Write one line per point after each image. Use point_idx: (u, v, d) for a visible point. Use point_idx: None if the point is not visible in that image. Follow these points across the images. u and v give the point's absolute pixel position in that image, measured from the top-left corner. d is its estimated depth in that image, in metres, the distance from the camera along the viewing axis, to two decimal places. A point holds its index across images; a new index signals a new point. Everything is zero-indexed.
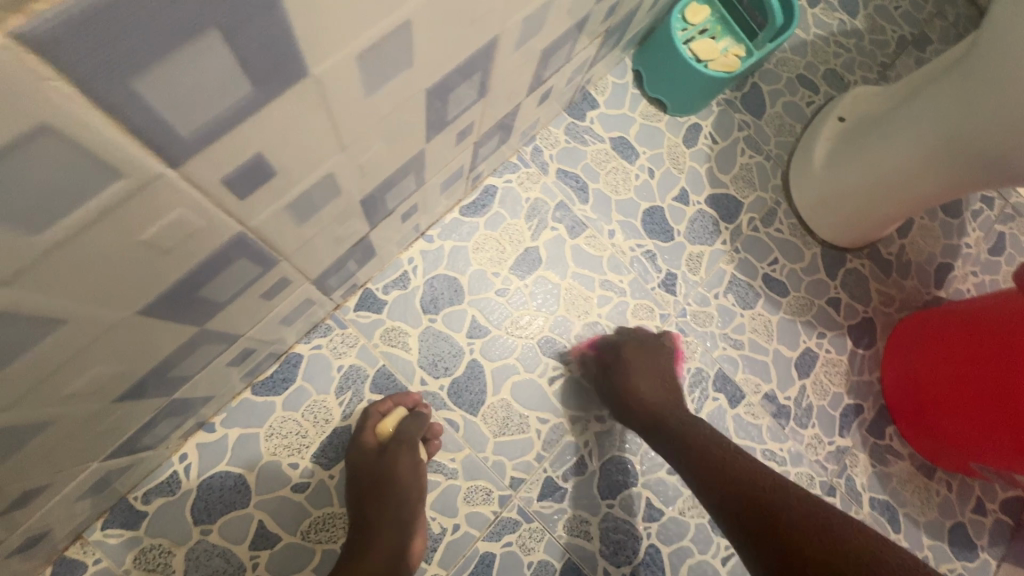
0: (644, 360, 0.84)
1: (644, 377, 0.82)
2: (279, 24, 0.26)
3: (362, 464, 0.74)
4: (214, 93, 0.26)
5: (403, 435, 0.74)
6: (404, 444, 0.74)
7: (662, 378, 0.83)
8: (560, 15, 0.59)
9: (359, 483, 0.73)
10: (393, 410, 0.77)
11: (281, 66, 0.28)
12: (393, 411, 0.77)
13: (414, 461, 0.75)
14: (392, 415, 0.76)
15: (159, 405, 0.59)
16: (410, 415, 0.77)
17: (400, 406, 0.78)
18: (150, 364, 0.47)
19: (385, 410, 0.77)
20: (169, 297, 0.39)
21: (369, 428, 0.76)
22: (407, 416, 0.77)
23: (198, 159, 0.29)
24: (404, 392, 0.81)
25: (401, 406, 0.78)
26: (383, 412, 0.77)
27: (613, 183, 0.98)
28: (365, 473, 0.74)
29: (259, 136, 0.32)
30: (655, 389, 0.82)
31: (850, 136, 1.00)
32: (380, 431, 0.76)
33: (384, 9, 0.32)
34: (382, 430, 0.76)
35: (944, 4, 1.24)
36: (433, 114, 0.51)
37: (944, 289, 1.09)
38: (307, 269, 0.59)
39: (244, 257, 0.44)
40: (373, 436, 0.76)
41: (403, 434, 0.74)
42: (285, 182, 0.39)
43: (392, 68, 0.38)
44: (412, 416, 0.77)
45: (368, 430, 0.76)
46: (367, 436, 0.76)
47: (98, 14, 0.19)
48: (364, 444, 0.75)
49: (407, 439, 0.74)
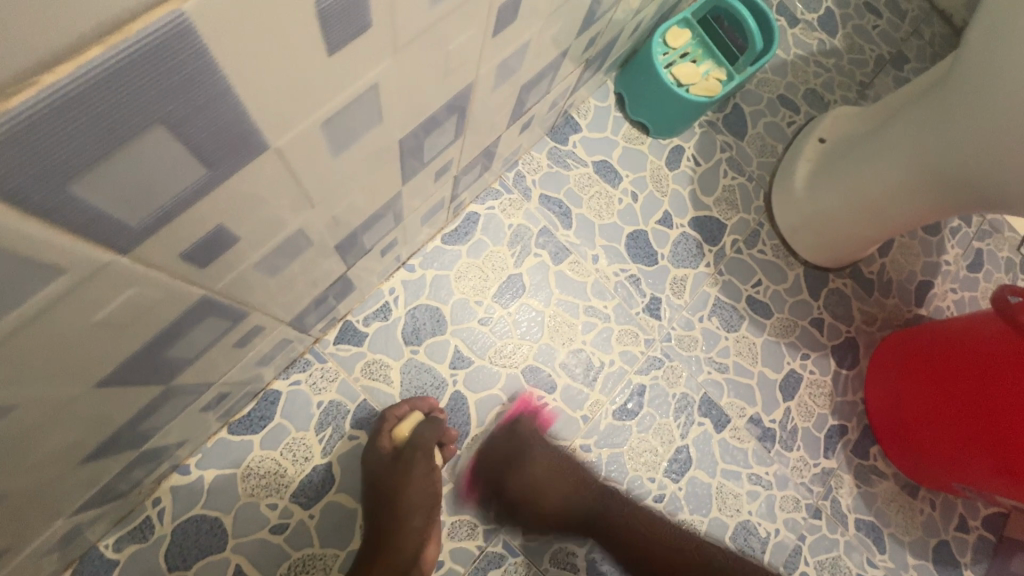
0: (537, 454, 0.85)
1: (537, 465, 0.85)
2: (232, 109, 0.25)
3: (378, 468, 0.75)
4: (164, 180, 0.25)
5: (418, 442, 0.75)
6: (418, 451, 0.74)
7: (558, 466, 0.86)
8: (538, 52, 0.58)
9: (374, 488, 0.74)
10: (410, 415, 0.78)
11: (238, 146, 0.27)
12: (410, 415, 0.78)
13: (428, 468, 0.75)
14: (408, 420, 0.76)
15: (129, 456, 0.57)
16: (426, 421, 0.77)
17: (416, 411, 0.78)
18: (112, 426, 0.45)
19: (401, 414, 0.77)
20: (129, 365, 0.37)
21: (385, 432, 0.76)
22: (423, 421, 0.77)
23: (150, 241, 0.28)
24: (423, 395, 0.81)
25: (418, 411, 0.78)
26: (399, 416, 0.77)
27: (596, 208, 0.97)
28: (379, 480, 0.74)
29: (218, 207, 0.31)
30: (560, 498, 0.84)
31: (830, 158, 1.00)
32: (397, 436, 0.76)
33: (350, 77, 0.30)
34: (399, 435, 0.76)
35: (920, 23, 1.26)
36: (409, 156, 0.50)
37: (925, 306, 1.10)
38: (280, 314, 0.57)
39: (211, 316, 0.42)
40: (389, 441, 0.76)
41: (417, 441, 0.74)
42: (250, 245, 0.37)
43: (361, 128, 0.37)
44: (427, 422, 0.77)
45: (385, 434, 0.76)
46: (383, 440, 0.76)
47: (23, 131, 0.18)
48: (379, 449, 0.76)
49: (421, 445, 0.74)
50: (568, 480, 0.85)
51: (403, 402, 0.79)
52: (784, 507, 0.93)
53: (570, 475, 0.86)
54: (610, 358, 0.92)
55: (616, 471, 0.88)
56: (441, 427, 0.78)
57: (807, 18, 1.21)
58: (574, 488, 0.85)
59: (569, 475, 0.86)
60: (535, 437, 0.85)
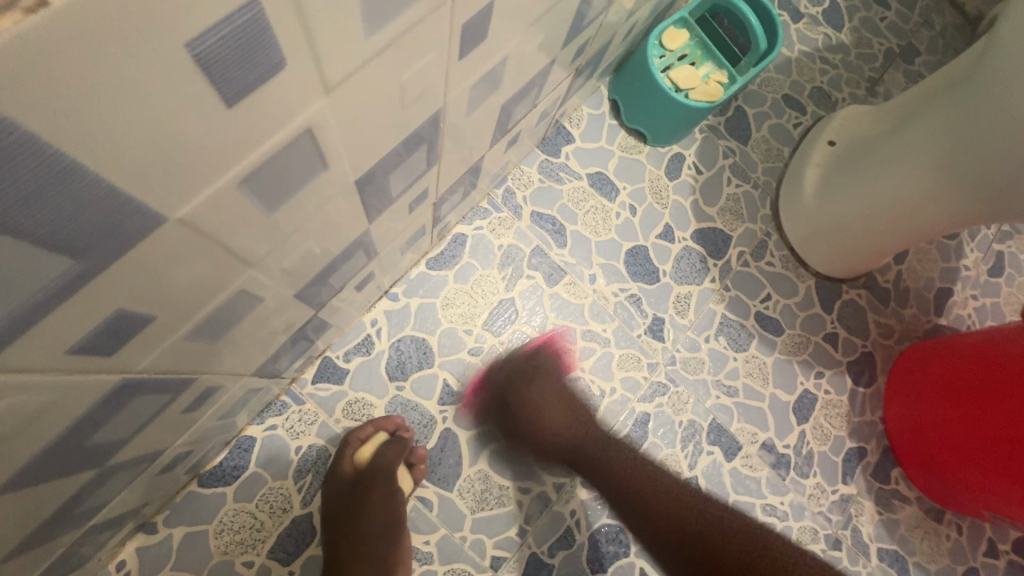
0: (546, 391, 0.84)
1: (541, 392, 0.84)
2: (93, 187, 0.19)
3: (339, 493, 0.70)
4: (10, 285, 0.19)
5: (378, 464, 0.69)
6: (379, 473, 0.69)
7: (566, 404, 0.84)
8: (519, 68, 0.52)
9: (336, 513, 0.69)
10: (374, 436, 0.73)
11: (116, 228, 0.21)
12: (373, 437, 0.72)
13: (391, 491, 0.69)
14: (370, 442, 0.71)
15: (76, 531, 0.51)
16: (389, 441, 0.72)
17: (381, 431, 0.73)
18: (34, 519, 0.39)
19: (365, 437, 0.72)
20: (37, 465, 0.32)
21: (346, 456, 0.71)
22: (386, 441, 0.72)
23: (14, 349, 0.22)
24: (386, 415, 0.76)
25: (382, 431, 0.73)
26: (362, 438, 0.72)
27: (592, 224, 0.91)
28: (342, 507, 0.69)
29: (111, 294, 0.25)
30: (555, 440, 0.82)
31: (841, 163, 0.94)
32: (359, 459, 0.71)
33: (268, 127, 0.24)
34: (361, 458, 0.71)
35: (931, 13, 1.19)
36: (373, 193, 0.44)
37: (945, 316, 1.04)
38: (237, 369, 0.52)
39: (142, 396, 0.37)
40: (351, 464, 0.71)
41: (378, 463, 0.69)
42: (172, 321, 0.32)
43: (297, 180, 0.31)
44: (392, 441, 0.72)
45: (346, 460, 0.71)
46: (345, 464, 0.71)
47: None
48: (341, 475, 0.71)
49: (382, 467, 0.69)
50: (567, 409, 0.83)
51: (368, 423, 0.74)
52: (801, 539, 0.87)
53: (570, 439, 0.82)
54: (612, 386, 0.86)
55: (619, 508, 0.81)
56: (407, 446, 0.73)
57: (811, 12, 1.13)
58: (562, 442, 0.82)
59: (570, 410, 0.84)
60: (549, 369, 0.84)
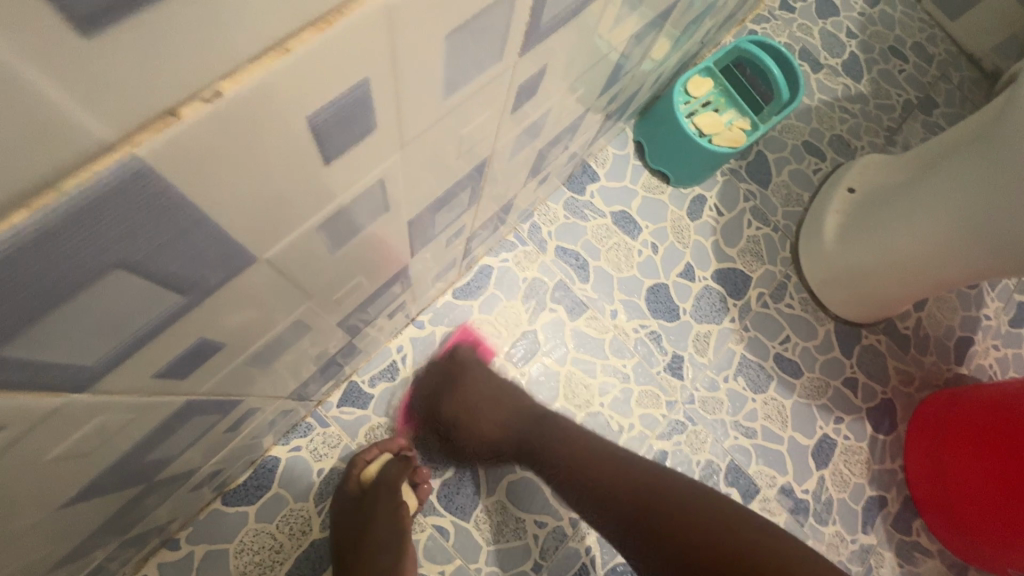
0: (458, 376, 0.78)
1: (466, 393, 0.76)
2: (213, 235, 0.21)
3: (344, 514, 0.68)
4: (127, 318, 0.21)
5: (381, 480, 0.68)
6: (381, 489, 0.67)
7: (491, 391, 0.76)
8: (557, 116, 0.55)
9: (342, 533, 0.67)
10: (378, 457, 0.72)
11: (220, 266, 0.24)
12: (378, 457, 0.71)
13: (394, 507, 0.67)
14: (375, 462, 0.71)
15: (110, 544, 0.52)
16: (393, 460, 0.71)
17: (385, 452, 0.72)
18: (83, 530, 0.41)
19: (370, 457, 0.71)
20: (101, 480, 0.34)
21: (352, 476, 0.70)
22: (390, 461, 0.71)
23: (116, 373, 0.24)
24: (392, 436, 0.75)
25: (386, 451, 0.72)
26: (367, 459, 0.71)
27: (615, 261, 0.93)
28: (347, 528, 0.67)
29: (199, 324, 0.27)
30: (498, 418, 0.74)
31: (861, 210, 0.95)
32: (365, 479, 0.70)
33: (353, 177, 0.27)
34: (366, 479, 0.70)
35: (948, 67, 1.22)
36: (420, 230, 0.47)
37: (966, 365, 1.03)
38: (275, 391, 0.54)
39: (198, 415, 0.39)
40: (356, 484, 0.70)
41: (381, 480, 0.68)
42: (238, 347, 0.34)
43: (364, 222, 0.33)
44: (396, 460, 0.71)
45: (353, 480, 0.70)
46: (352, 484, 0.70)
47: None
48: (348, 495, 0.70)
49: (385, 483, 0.67)
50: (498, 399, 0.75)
51: (372, 445, 0.74)
52: None
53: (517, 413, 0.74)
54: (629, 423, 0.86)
55: None
56: (411, 465, 0.71)
57: (831, 62, 1.17)
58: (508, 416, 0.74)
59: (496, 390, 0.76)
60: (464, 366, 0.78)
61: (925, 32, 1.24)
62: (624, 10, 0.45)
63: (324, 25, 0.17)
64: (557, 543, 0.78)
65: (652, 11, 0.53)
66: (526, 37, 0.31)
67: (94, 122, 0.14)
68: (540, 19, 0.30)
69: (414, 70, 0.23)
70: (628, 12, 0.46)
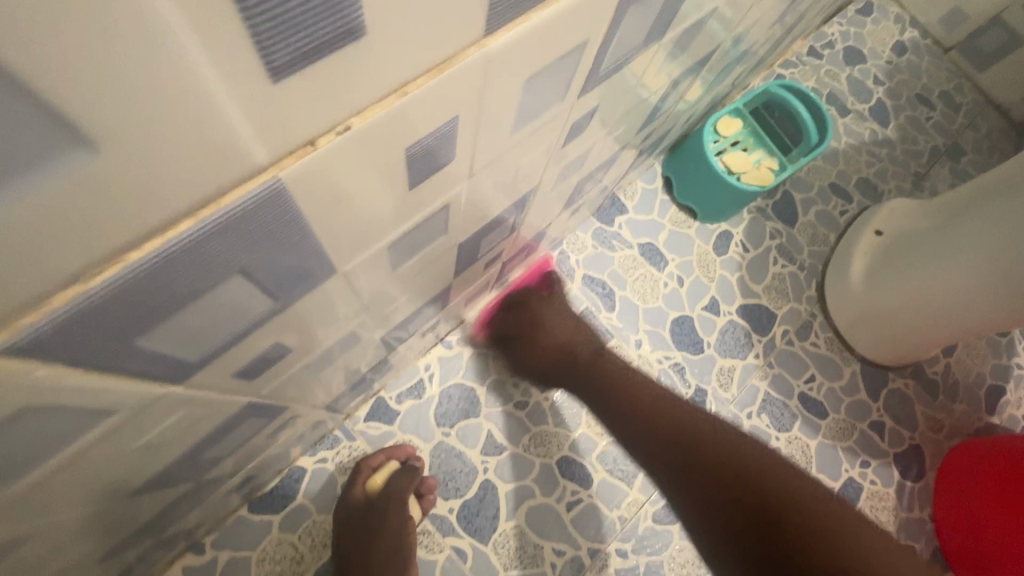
0: (550, 308, 0.79)
1: (555, 317, 0.76)
2: (310, 248, 0.24)
3: (348, 522, 0.70)
4: (229, 319, 0.23)
5: (392, 491, 0.70)
6: (391, 500, 0.69)
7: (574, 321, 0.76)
8: (597, 151, 0.58)
9: (347, 543, 0.69)
10: (385, 465, 0.73)
11: (308, 276, 0.26)
12: (385, 465, 0.73)
13: (403, 519, 0.69)
14: (382, 470, 0.72)
15: (148, 541, 0.54)
16: (401, 470, 0.73)
17: (392, 460, 0.74)
18: (132, 524, 0.43)
19: (376, 465, 0.73)
20: (163, 474, 0.36)
21: (358, 484, 0.72)
22: (398, 471, 0.73)
23: (204, 371, 0.26)
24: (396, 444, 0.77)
25: (393, 460, 0.74)
26: (374, 466, 0.73)
27: (640, 291, 0.95)
28: (351, 535, 0.69)
29: (275, 331, 0.29)
30: (560, 340, 0.73)
31: (888, 254, 0.96)
32: (371, 486, 0.72)
33: (426, 202, 0.29)
34: (372, 487, 0.72)
35: (975, 116, 1.24)
36: (466, 253, 0.49)
37: (997, 415, 1.01)
38: (316, 399, 0.56)
39: (250, 419, 0.41)
40: (362, 492, 0.71)
41: (391, 491, 0.70)
42: (299, 355, 0.36)
43: (422, 244, 0.36)
44: (404, 470, 0.73)
45: (358, 487, 0.72)
46: (357, 491, 0.71)
47: (104, 304, 0.16)
48: (352, 503, 0.71)
49: (395, 495, 0.69)
50: (574, 326, 0.75)
51: (378, 452, 0.75)
52: None
53: (590, 335, 0.73)
54: None
55: None
56: (419, 476, 0.73)
57: (858, 108, 1.19)
58: (576, 338, 0.73)
59: (574, 322, 0.76)
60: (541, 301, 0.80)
61: (953, 81, 1.26)
62: (670, 56, 0.48)
63: (436, 71, 0.20)
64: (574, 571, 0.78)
65: (692, 59, 0.57)
66: (586, 81, 0.33)
67: (258, 148, 0.16)
68: (600, 66, 0.33)
69: (493, 110, 0.26)
70: (673, 57, 0.49)
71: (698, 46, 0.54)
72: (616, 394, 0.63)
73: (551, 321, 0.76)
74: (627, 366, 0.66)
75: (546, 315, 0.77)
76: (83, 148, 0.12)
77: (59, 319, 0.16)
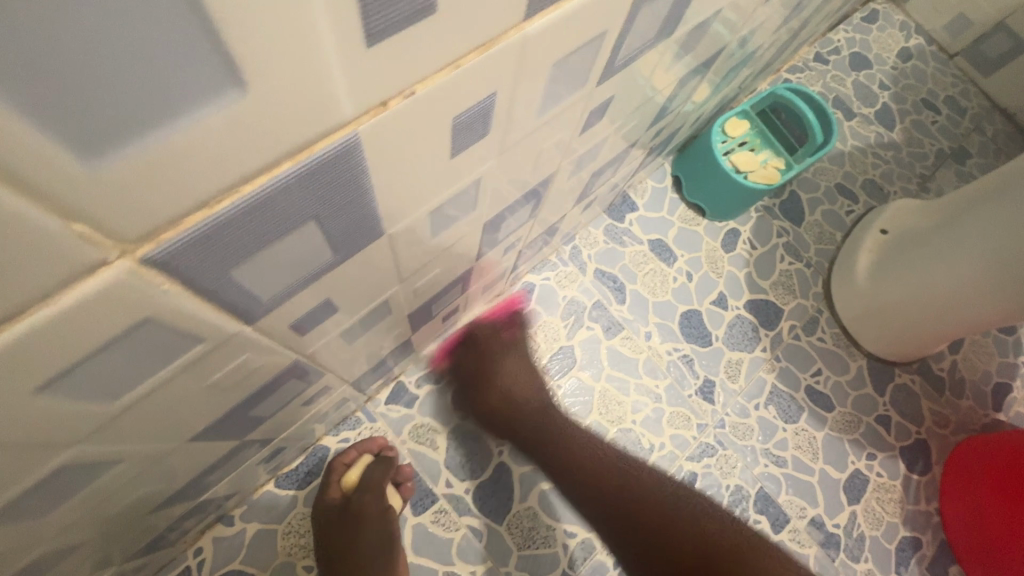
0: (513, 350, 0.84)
1: (516, 365, 0.82)
2: (369, 207, 0.28)
3: (329, 519, 0.71)
4: (297, 264, 0.27)
5: (367, 481, 0.70)
6: (368, 491, 0.70)
7: (533, 373, 0.82)
8: (609, 145, 0.62)
9: (330, 539, 0.69)
10: (358, 460, 0.74)
11: (362, 234, 0.30)
12: (358, 460, 0.74)
13: (382, 507, 0.70)
14: (357, 464, 0.73)
15: (186, 504, 0.58)
16: (375, 460, 0.74)
17: (365, 454, 0.75)
18: (182, 476, 0.47)
19: (350, 461, 0.74)
20: (217, 424, 0.40)
21: (333, 482, 0.73)
22: (371, 463, 0.74)
23: (271, 316, 0.30)
24: (370, 438, 0.78)
25: (366, 453, 0.75)
26: (347, 462, 0.74)
27: (650, 285, 0.98)
28: (334, 531, 0.69)
29: (328, 287, 0.33)
30: (524, 385, 0.80)
31: (892, 251, 0.98)
32: (347, 483, 0.73)
33: (462, 174, 0.33)
34: (349, 482, 0.73)
35: (981, 120, 1.26)
36: (489, 235, 0.53)
37: (1004, 411, 1.02)
38: (345, 374, 0.60)
39: (294, 379, 0.45)
40: (339, 490, 0.72)
41: (366, 481, 0.70)
42: (341, 317, 0.40)
43: (455, 217, 0.39)
44: (377, 461, 0.74)
45: (334, 485, 0.73)
46: (333, 489, 0.72)
47: (219, 230, 0.20)
48: (330, 501, 0.72)
49: (370, 485, 0.70)
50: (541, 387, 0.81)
51: (351, 448, 0.76)
52: None
53: (545, 392, 0.81)
54: (661, 441, 0.89)
55: None
56: (393, 465, 0.75)
57: (863, 111, 1.22)
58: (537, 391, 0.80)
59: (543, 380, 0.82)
60: (504, 345, 0.84)
61: (958, 87, 1.29)
62: (678, 54, 0.51)
63: (484, 49, 0.23)
64: (584, 552, 0.80)
65: (700, 58, 0.60)
66: (604, 71, 0.37)
67: (347, 103, 0.20)
68: (617, 56, 0.37)
69: (525, 90, 0.30)
70: (681, 56, 0.53)
71: (705, 46, 0.58)
72: (565, 450, 0.73)
73: (511, 368, 0.82)
74: (564, 423, 0.76)
75: (512, 359, 0.83)
76: (236, 89, 0.16)
77: (188, 238, 0.19)
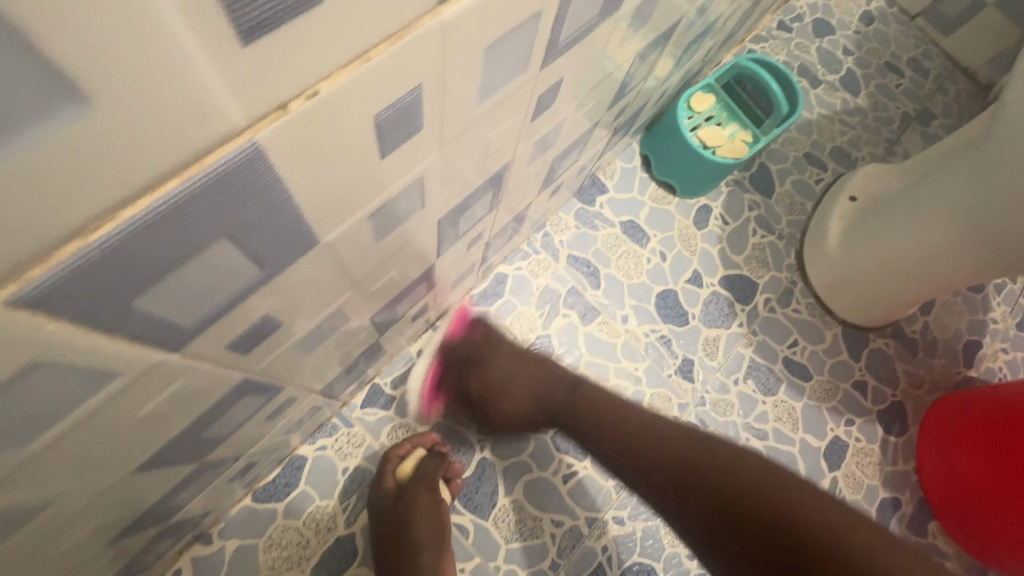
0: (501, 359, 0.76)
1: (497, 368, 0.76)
2: (290, 217, 0.26)
3: (382, 509, 0.71)
4: (218, 284, 0.25)
5: (422, 475, 0.71)
6: (421, 484, 0.70)
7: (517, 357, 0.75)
8: (568, 129, 0.60)
9: (382, 529, 0.70)
10: (411, 453, 0.75)
11: (291, 244, 0.28)
12: (413, 452, 0.75)
13: (434, 502, 0.70)
14: (411, 457, 0.74)
15: (155, 529, 0.56)
16: (429, 455, 0.75)
17: (417, 448, 0.75)
18: (140, 504, 0.45)
19: (404, 453, 0.75)
20: (165, 452, 0.38)
21: (388, 471, 0.73)
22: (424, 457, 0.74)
23: (198, 340, 0.28)
24: (421, 433, 0.78)
25: (420, 447, 0.76)
26: (401, 455, 0.75)
27: (625, 268, 0.97)
28: (387, 521, 0.70)
29: (263, 304, 0.31)
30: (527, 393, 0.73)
31: (863, 217, 0.98)
32: (401, 474, 0.73)
33: (399, 172, 0.31)
34: (402, 473, 0.73)
35: (944, 81, 1.26)
36: (447, 230, 0.51)
37: (975, 367, 1.04)
38: (311, 384, 0.58)
39: (248, 396, 0.43)
40: (393, 479, 0.73)
41: (421, 474, 0.71)
42: (287, 332, 0.38)
43: (400, 217, 0.37)
44: (431, 456, 0.74)
45: (389, 473, 0.73)
46: (387, 479, 0.73)
47: (104, 259, 0.18)
48: (384, 491, 0.72)
49: (425, 479, 0.71)
50: (533, 371, 0.74)
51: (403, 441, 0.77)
52: None
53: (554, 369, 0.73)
54: None
55: (652, 542, 0.82)
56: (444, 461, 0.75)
57: (828, 78, 1.21)
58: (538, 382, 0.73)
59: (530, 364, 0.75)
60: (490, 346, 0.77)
61: (920, 48, 1.29)
62: (630, 30, 0.50)
63: (395, 38, 0.21)
64: (573, 541, 0.80)
65: (656, 31, 0.58)
66: (545, 53, 0.35)
67: (232, 109, 0.18)
68: (558, 36, 0.35)
69: (454, 78, 0.28)
70: (634, 31, 0.51)
71: (658, 19, 0.56)
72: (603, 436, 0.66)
73: (511, 384, 0.74)
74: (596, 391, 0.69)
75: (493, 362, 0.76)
76: (77, 103, 0.14)
77: (62, 273, 0.17)
